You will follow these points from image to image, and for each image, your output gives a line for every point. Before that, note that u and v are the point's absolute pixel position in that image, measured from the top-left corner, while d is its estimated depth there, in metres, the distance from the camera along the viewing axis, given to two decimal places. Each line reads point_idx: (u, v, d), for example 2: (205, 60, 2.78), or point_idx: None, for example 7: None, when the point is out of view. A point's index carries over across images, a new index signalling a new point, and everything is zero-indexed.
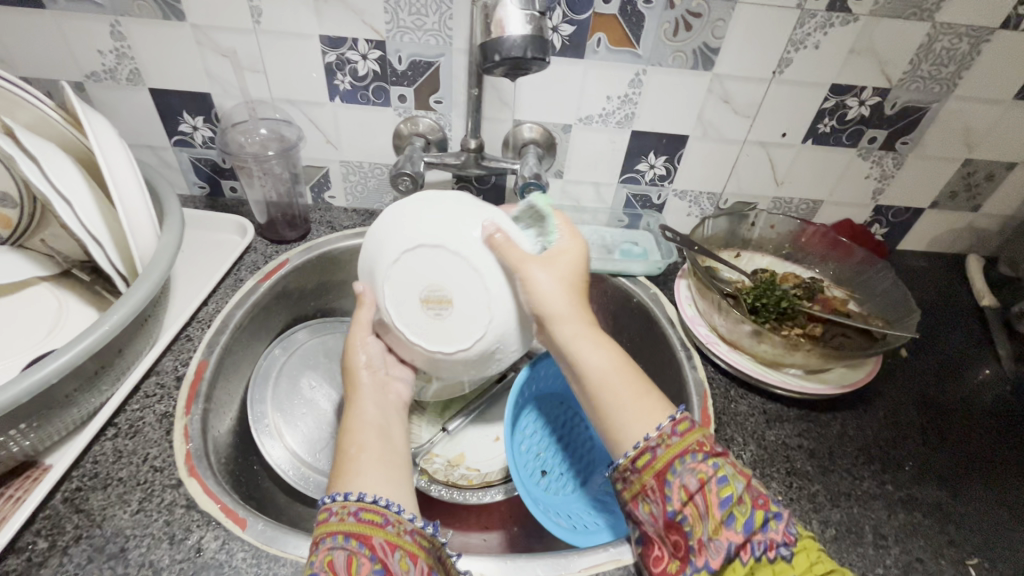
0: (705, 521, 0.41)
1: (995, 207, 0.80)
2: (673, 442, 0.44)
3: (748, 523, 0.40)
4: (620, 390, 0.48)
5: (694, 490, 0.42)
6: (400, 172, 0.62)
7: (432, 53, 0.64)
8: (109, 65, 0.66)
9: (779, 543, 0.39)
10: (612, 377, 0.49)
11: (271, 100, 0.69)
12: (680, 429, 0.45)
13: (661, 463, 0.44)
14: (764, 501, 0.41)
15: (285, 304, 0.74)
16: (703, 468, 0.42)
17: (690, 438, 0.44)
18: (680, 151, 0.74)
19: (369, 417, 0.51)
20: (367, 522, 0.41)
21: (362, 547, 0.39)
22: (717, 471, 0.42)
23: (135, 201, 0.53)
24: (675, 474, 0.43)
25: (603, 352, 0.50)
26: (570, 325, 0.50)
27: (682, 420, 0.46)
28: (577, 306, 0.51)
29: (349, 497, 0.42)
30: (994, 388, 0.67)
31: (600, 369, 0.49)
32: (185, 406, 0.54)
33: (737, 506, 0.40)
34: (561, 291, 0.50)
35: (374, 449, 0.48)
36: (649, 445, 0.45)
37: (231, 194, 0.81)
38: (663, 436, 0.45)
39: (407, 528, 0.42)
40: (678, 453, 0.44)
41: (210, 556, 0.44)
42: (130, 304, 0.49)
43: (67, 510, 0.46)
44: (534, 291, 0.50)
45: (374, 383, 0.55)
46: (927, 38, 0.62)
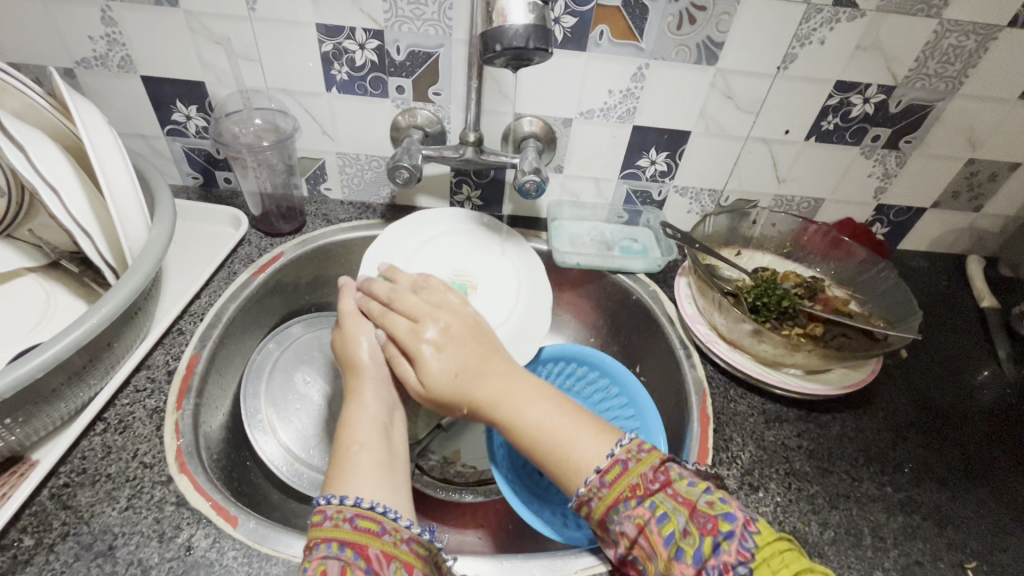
0: (655, 560, 0.38)
1: (997, 208, 0.79)
2: (603, 493, 0.41)
3: (697, 554, 0.37)
4: (556, 434, 0.45)
5: (634, 534, 0.39)
6: (398, 164, 0.61)
7: (431, 44, 0.63)
8: (100, 51, 0.64)
9: (733, 565, 0.35)
10: (544, 426, 0.45)
11: (266, 89, 0.68)
12: (609, 478, 0.42)
13: (601, 514, 0.41)
14: (710, 525, 0.38)
15: (279, 298, 0.73)
16: (640, 511, 0.40)
17: (622, 481, 0.41)
18: (681, 147, 0.73)
19: (371, 412, 0.49)
20: (363, 530, 0.40)
21: (357, 557, 0.38)
22: (654, 510, 0.39)
23: (126, 193, 0.52)
24: (615, 521, 0.41)
25: (531, 399, 0.47)
26: (479, 381, 0.47)
27: (613, 465, 0.42)
28: (481, 361, 0.49)
29: (345, 501, 0.41)
30: (992, 389, 0.67)
31: (527, 419, 0.45)
32: (176, 401, 0.53)
33: (683, 539, 0.38)
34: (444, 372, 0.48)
35: (375, 450, 0.47)
36: (584, 499, 0.42)
37: (225, 185, 0.80)
38: (593, 489, 0.42)
39: (405, 538, 0.41)
40: (611, 503, 0.41)
41: (200, 554, 0.43)
42: (117, 300, 0.47)
43: (54, 506, 0.45)
44: (426, 367, 0.48)
45: (379, 376, 0.52)
46: (934, 35, 0.61)
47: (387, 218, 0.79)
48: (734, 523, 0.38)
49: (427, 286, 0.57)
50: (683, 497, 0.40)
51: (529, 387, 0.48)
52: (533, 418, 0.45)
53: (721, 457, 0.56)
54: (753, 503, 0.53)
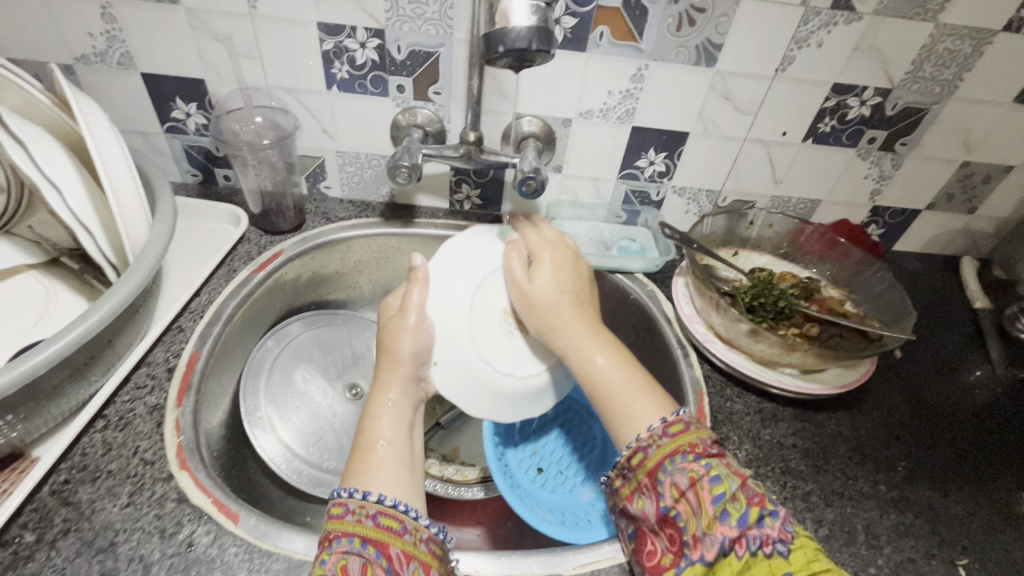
0: (698, 516, 0.41)
1: (991, 210, 0.80)
2: (664, 442, 0.45)
3: (742, 518, 0.40)
4: (619, 390, 0.49)
5: (685, 487, 0.42)
6: (398, 163, 0.61)
7: (432, 43, 0.63)
8: (100, 48, 0.64)
9: (774, 539, 0.38)
10: (611, 376, 0.51)
11: (266, 87, 0.68)
12: (672, 430, 0.45)
13: (654, 461, 0.44)
14: (758, 500, 0.41)
15: (278, 296, 0.74)
16: (695, 467, 0.42)
17: (682, 440, 0.44)
18: (680, 148, 0.73)
19: (395, 407, 0.51)
20: (385, 528, 0.41)
21: (379, 556, 0.39)
22: (710, 470, 0.42)
23: (128, 191, 0.52)
24: (667, 472, 0.43)
25: (607, 352, 0.52)
26: (568, 320, 0.54)
27: (676, 422, 0.46)
28: (576, 305, 0.55)
29: (368, 497, 0.42)
30: (985, 389, 0.68)
31: (603, 364, 0.51)
32: (177, 398, 0.54)
33: (731, 503, 0.40)
34: (547, 293, 0.55)
35: (401, 448, 0.48)
36: (642, 444, 0.45)
37: (224, 183, 0.80)
38: (654, 436, 0.45)
39: (424, 537, 0.42)
40: (669, 453, 0.44)
41: (201, 550, 0.44)
42: (120, 296, 0.48)
43: (55, 502, 0.45)
44: (534, 286, 0.56)
45: (410, 372, 0.54)
46: (930, 39, 0.62)
47: (387, 216, 0.79)
48: (778, 509, 0.41)
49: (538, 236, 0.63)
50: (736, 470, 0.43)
51: (606, 342, 0.53)
52: (602, 366, 0.51)
53: None
54: None
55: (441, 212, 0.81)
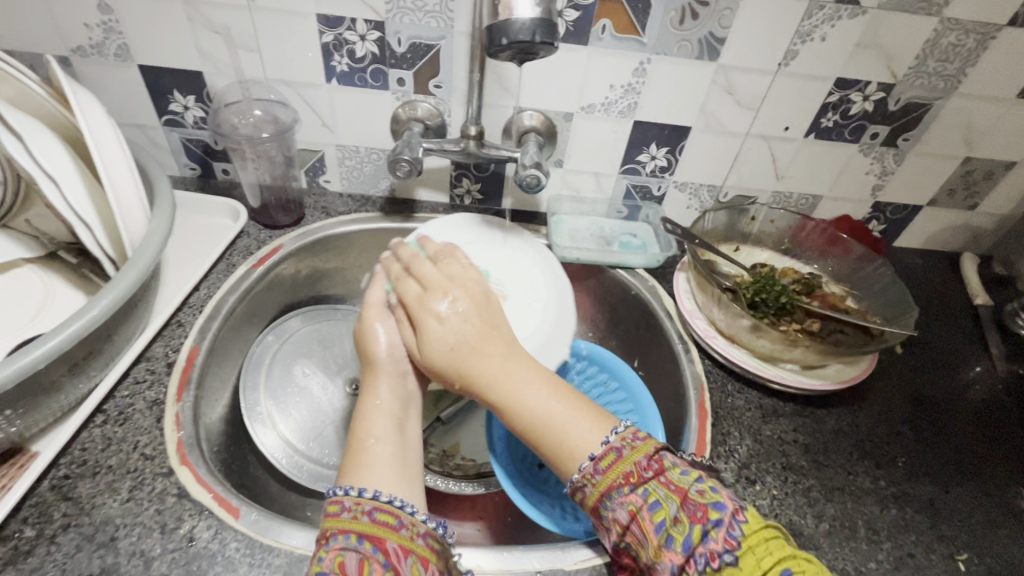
0: (645, 548, 0.40)
1: (992, 206, 0.80)
2: (597, 479, 0.42)
3: (687, 541, 0.38)
4: (551, 421, 0.45)
5: (627, 521, 0.41)
6: (399, 157, 0.61)
7: (433, 36, 0.63)
8: (96, 39, 0.63)
9: (720, 552, 0.37)
10: (540, 414, 0.45)
11: (266, 80, 0.67)
12: (603, 465, 0.43)
13: (593, 501, 0.42)
14: (701, 513, 0.39)
15: (277, 291, 0.73)
16: (632, 498, 0.41)
17: (615, 468, 0.42)
18: (682, 142, 0.73)
19: (386, 408, 0.49)
20: (381, 523, 0.41)
21: (376, 551, 0.39)
22: (647, 497, 0.41)
23: (126, 183, 0.51)
24: (608, 508, 0.42)
25: (527, 385, 0.47)
26: (476, 365, 0.47)
27: (607, 452, 0.43)
28: (488, 342, 0.48)
29: (363, 494, 0.42)
30: (984, 385, 0.68)
31: (528, 400, 0.46)
32: (177, 393, 0.53)
33: (673, 527, 0.39)
34: (447, 342, 0.49)
35: (391, 443, 0.47)
36: (578, 485, 0.43)
37: (223, 177, 0.79)
38: (587, 475, 0.43)
39: (421, 532, 0.42)
40: (604, 489, 0.42)
41: (202, 545, 0.44)
42: (119, 289, 0.47)
43: (55, 497, 0.45)
44: (427, 340, 0.49)
45: (394, 370, 0.52)
46: (935, 34, 0.62)
47: (387, 211, 0.79)
48: (724, 512, 0.39)
49: (446, 262, 0.56)
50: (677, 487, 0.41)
51: (530, 373, 0.47)
52: (532, 404, 0.46)
53: (719, 451, 0.57)
54: (749, 496, 0.53)
55: (442, 206, 0.81)
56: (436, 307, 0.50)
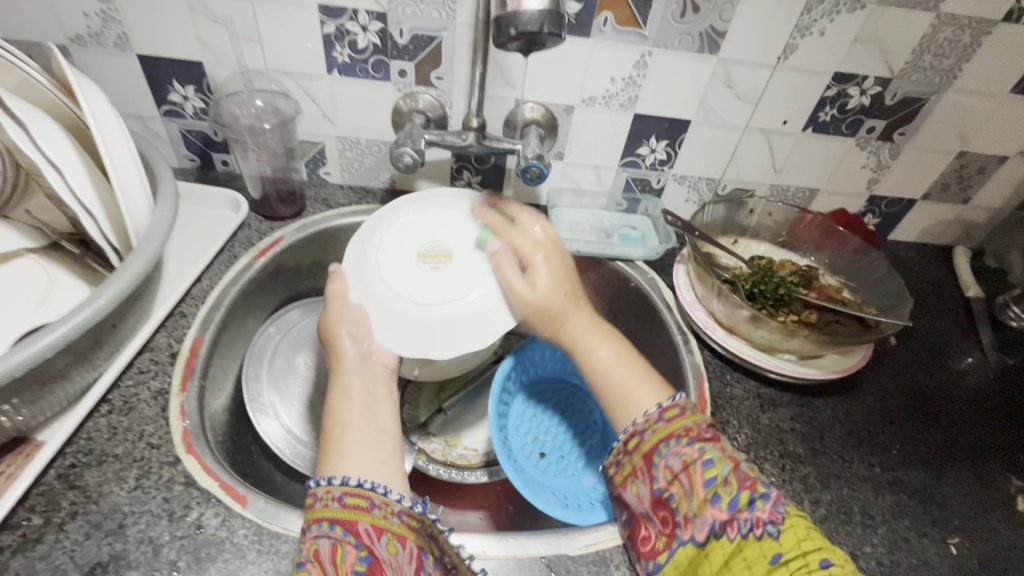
0: (690, 499, 0.43)
1: (984, 200, 0.81)
2: (659, 426, 0.47)
3: (733, 502, 0.41)
4: (619, 373, 0.53)
5: (678, 470, 0.44)
6: (401, 148, 0.61)
7: (434, 27, 0.63)
8: (95, 28, 0.63)
9: (765, 522, 0.40)
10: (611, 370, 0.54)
11: (266, 70, 0.67)
12: (667, 415, 0.48)
13: (648, 445, 0.47)
14: (751, 481, 0.42)
15: (278, 283, 0.73)
16: (688, 450, 0.45)
17: (676, 421, 0.47)
18: (681, 136, 0.73)
19: (353, 393, 0.51)
20: (352, 507, 0.42)
21: (347, 534, 0.40)
22: (702, 454, 0.44)
23: (130, 172, 0.51)
24: (661, 456, 0.46)
25: (601, 342, 0.55)
26: (569, 324, 0.55)
27: (671, 407, 0.48)
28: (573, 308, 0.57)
29: (333, 482, 0.43)
30: (975, 375, 0.69)
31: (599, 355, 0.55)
32: (181, 383, 0.54)
33: (722, 486, 0.42)
34: (555, 293, 0.56)
35: (355, 432, 0.48)
36: (638, 430, 0.48)
37: (222, 168, 0.79)
38: (650, 422, 0.48)
39: (395, 511, 0.43)
40: (663, 437, 0.46)
41: (210, 532, 0.44)
42: (127, 278, 0.47)
43: (62, 486, 0.45)
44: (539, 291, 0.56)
45: (358, 357, 0.53)
46: (931, 29, 0.62)
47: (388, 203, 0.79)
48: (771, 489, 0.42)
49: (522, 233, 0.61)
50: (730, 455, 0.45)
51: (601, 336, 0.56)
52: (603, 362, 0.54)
53: None
54: None
55: None
56: (534, 250, 0.58)
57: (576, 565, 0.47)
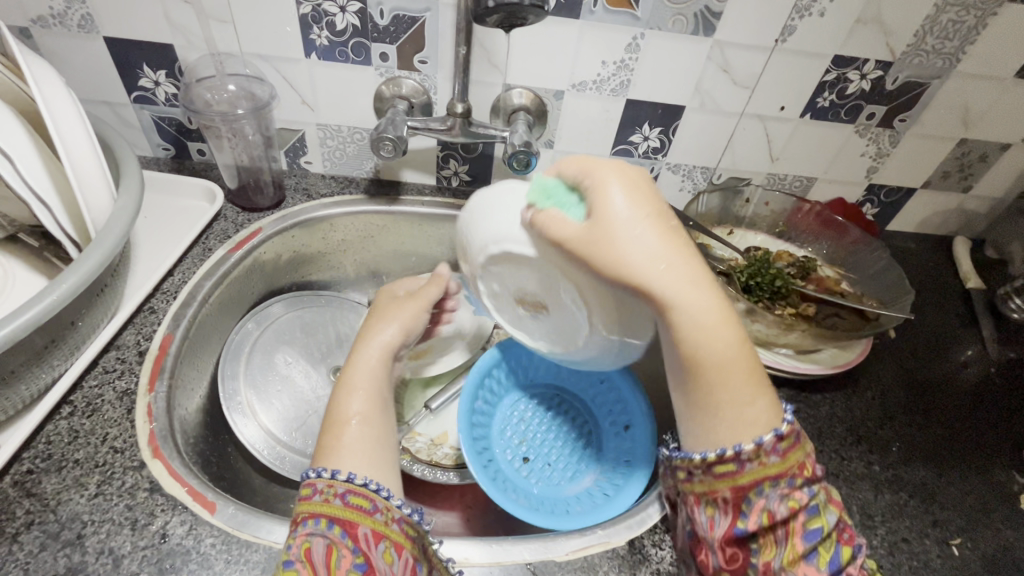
0: (782, 548, 0.39)
1: (986, 189, 0.79)
2: (771, 460, 0.39)
3: (831, 560, 0.39)
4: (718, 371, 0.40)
5: (780, 518, 0.38)
6: (382, 135, 0.58)
7: (417, 8, 0.60)
8: (58, 9, 0.59)
9: None
10: (720, 352, 0.39)
11: (240, 53, 0.64)
12: (783, 446, 0.39)
13: (746, 480, 0.39)
14: (846, 535, 0.40)
15: (256, 277, 0.70)
16: (796, 495, 0.39)
17: (790, 457, 0.39)
18: (676, 122, 0.71)
19: (371, 384, 0.48)
20: (354, 507, 0.40)
21: (345, 536, 0.38)
22: (811, 500, 0.39)
23: (87, 159, 0.48)
24: (761, 495, 0.39)
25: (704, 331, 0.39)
26: (669, 294, 0.38)
27: (789, 434, 0.40)
28: (668, 268, 0.38)
29: (337, 476, 0.41)
30: (976, 368, 0.67)
31: (706, 315, 0.39)
32: (149, 383, 0.51)
33: (823, 541, 0.39)
34: (650, 241, 0.38)
35: (378, 428, 0.45)
36: (740, 457, 0.39)
37: (199, 157, 0.75)
38: (761, 452, 0.39)
39: (395, 517, 0.41)
40: (771, 475, 0.39)
41: (176, 542, 0.41)
42: (81, 274, 0.44)
43: (18, 494, 0.42)
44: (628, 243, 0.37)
45: (388, 349, 0.50)
46: (935, 9, 0.60)
47: (371, 193, 0.76)
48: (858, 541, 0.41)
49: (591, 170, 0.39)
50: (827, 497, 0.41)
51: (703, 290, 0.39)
52: (711, 339, 0.39)
53: None
54: None
55: (428, 188, 0.78)
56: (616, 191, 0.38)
57: (563, 572, 0.45)
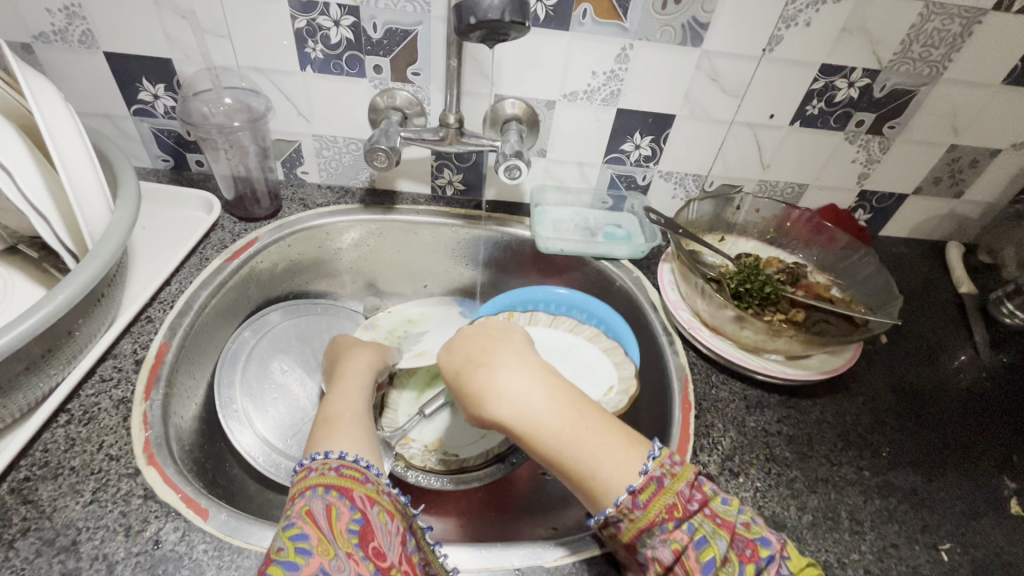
0: None
1: (978, 194, 0.79)
2: (636, 515, 0.40)
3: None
4: (580, 453, 0.42)
5: (671, 563, 0.38)
6: (376, 146, 0.59)
7: (409, 21, 0.61)
8: (59, 25, 0.61)
9: None
10: (558, 438, 0.43)
11: (237, 67, 0.65)
12: (643, 498, 0.40)
13: (628, 538, 0.40)
14: (751, 552, 0.38)
15: (253, 286, 0.71)
16: (677, 535, 0.39)
17: (656, 503, 0.40)
18: (667, 131, 0.71)
19: (347, 399, 0.54)
20: (348, 477, 0.42)
21: (343, 497, 0.41)
22: (694, 534, 0.38)
23: (84, 173, 0.50)
24: (646, 546, 0.39)
25: (552, 425, 0.44)
26: (510, 410, 0.45)
27: (646, 484, 0.40)
28: (499, 387, 0.46)
29: (330, 455, 0.44)
30: (969, 374, 0.68)
31: (537, 410, 0.44)
32: (145, 391, 0.52)
33: (723, 568, 0.37)
34: (482, 377, 0.47)
35: (364, 422, 0.51)
36: (611, 520, 0.40)
37: (197, 168, 0.77)
38: (625, 510, 0.40)
39: (386, 488, 0.43)
40: (645, 525, 0.40)
41: (168, 548, 0.42)
42: (77, 285, 0.45)
43: (14, 500, 0.43)
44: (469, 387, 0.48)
45: (356, 380, 0.58)
46: (920, 18, 0.61)
47: (367, 202, 0.77)
48: (771, 549, 0.39)
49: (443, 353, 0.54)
50: (720, 519, 0.40)
51: (531, 391, 0.45)
52: (545, 428, 0.43)
53: (703, 445, 0.56)
54: (732, 488, 0.53)
55: (423, 197, 0.79)
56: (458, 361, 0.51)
57: None
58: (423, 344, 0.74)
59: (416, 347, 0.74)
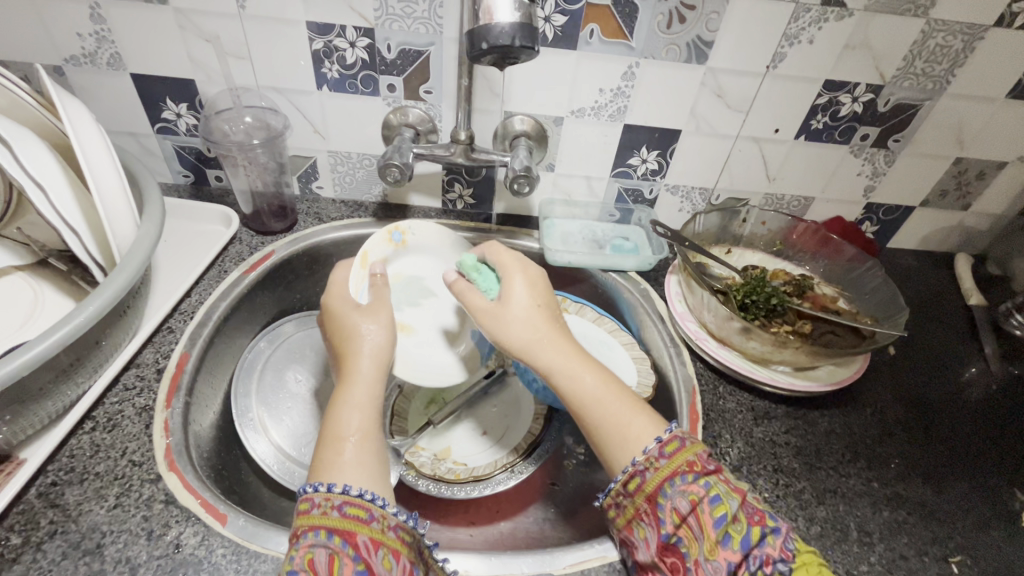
0: (700, 542, 0.39)
1: (985, 207, 0.80)
2: (661, 464, 0.42)
3: (745, 540, 0.38)
4: (611, 413, 0.46)
5: (686, 512, 0.40)
6: (389, 162, 0.60)
7: (422, 42, 0.63)
8: (89, 49, 0.64)
9: (776, 559, 0.37)
10: (599, 396, 0.47)
11: (257, 87, 0.68)
12: (668, 450, 0.43)
13: (650, 487, 0.42)
14: (759, 517, 0.40)
15: (270, 297, 0.73)
16: (695, 488, 0.41)
17: (679, 458, 0.42)
18: (672, 145, 0.73)
19: (359, 406, 0.48)
20: (351, 517, 0.41)
21: (346, 545, 0.40)
22: (709, 490, 0.40)
23: (115, 193, 0.52)
24: (666, 496, 0.41)
25: (596, 386, 0.47)
26: (556, 362, 0.48)
27: (671, 440, 0.44)
28: (552, 339, 0.50)
29: (333, 489, 0.42)
30: (979, 386, 0.67)
31: (581, 369, 0.48)
32: (166, 399, 0.54)
33: (732, 525, 0.39)
34: (532, 318, 0.50)
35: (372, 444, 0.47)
36: (637, 469, 0.43)
37: (216, 183, 0.79)
38: (650, 459, 0.43)
39: (391, 524, 0.42)
40: (667, 475, 0.42)
41: (188, 552, 0.43)
42: (106, 297, 0.47)
43: (42, 505, 0.44)
44: (517, 321, 0.50)
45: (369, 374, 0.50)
46: (922, 35, 0.62)
47: (379, 216, 0.79)
48: (778, 523, 0.40)
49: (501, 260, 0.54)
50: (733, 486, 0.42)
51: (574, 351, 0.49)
52: (589, 385, 0.47)
53: (711, 455, 0.56)
54: None
55: (434, 211, 0.81)
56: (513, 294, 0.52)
57: None
58: (411, 313, 0.69)
59: (404, 313, 0.69)
